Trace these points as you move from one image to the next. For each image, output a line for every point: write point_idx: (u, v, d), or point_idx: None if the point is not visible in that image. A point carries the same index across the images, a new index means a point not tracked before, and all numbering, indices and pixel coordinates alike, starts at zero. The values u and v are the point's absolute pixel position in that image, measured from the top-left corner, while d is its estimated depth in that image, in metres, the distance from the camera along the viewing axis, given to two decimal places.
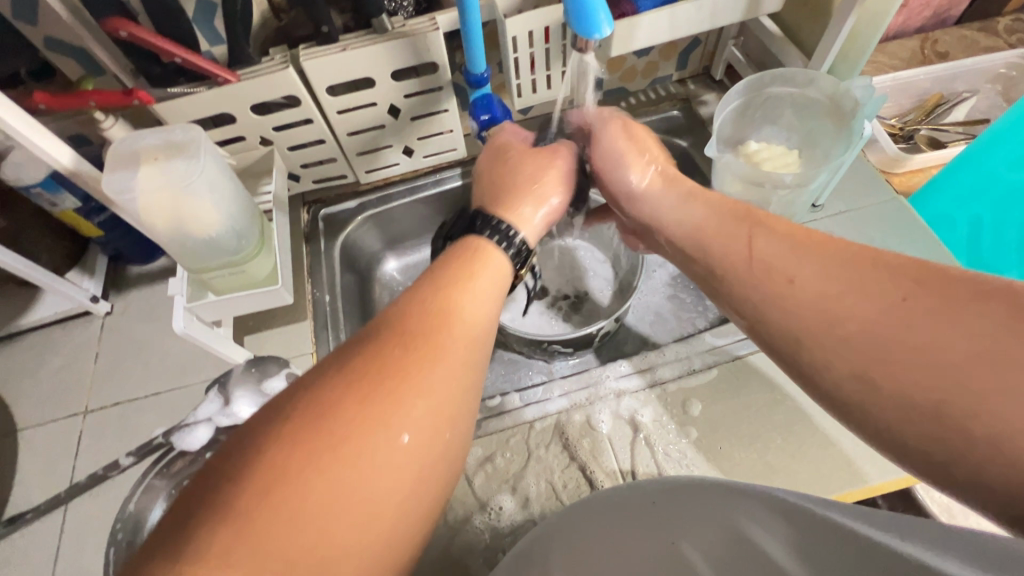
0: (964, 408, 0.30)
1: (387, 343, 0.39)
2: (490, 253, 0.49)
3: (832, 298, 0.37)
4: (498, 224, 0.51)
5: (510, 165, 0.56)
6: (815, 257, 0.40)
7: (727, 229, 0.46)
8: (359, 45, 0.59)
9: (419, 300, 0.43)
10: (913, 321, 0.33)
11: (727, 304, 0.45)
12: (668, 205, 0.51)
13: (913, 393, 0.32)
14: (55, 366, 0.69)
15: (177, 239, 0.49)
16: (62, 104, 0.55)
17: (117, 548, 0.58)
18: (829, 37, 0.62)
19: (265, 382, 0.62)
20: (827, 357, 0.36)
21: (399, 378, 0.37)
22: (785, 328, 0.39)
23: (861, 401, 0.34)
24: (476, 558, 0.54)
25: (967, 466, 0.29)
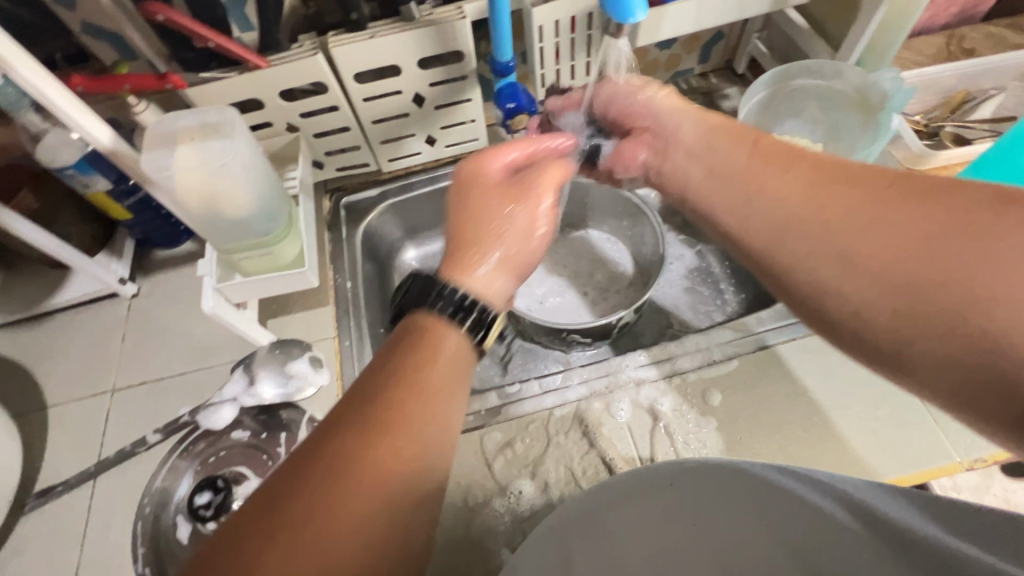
0: (938, 284, 0.32)
1: (330, 438, 0.35)
2: (444, 331, 0.42)
3: (824, 193, 0.39)
4: (449, 293, 0.43)
5: (473, 212, 0.50)
6: (811, 159, 0.42)
7: (731, 147, 0.48)
8: (387, 32, 0.59)
9: (374, 373, 0.39)
10: (896, 206, 0.35)
11: (714, 199, 0.47)
12: (675, 119, 0.53)
13: (888, 273, 0.34)
14: (83, 345, 0.71)
15: (210, 219, 0.50)
16: (98, 87, 0.57)
17: (145, 523, 0.59)
18: (858, 29, 0.61)
19: (289, 364, 0.64)
20: (809, 249, 0.39)
21: (348, 474, 0.33)
22: (772, 223, 0.42)
23: (836, 288, 0.37)
24: (496, 541, 0.54)
25: (936, 344, 0.32)
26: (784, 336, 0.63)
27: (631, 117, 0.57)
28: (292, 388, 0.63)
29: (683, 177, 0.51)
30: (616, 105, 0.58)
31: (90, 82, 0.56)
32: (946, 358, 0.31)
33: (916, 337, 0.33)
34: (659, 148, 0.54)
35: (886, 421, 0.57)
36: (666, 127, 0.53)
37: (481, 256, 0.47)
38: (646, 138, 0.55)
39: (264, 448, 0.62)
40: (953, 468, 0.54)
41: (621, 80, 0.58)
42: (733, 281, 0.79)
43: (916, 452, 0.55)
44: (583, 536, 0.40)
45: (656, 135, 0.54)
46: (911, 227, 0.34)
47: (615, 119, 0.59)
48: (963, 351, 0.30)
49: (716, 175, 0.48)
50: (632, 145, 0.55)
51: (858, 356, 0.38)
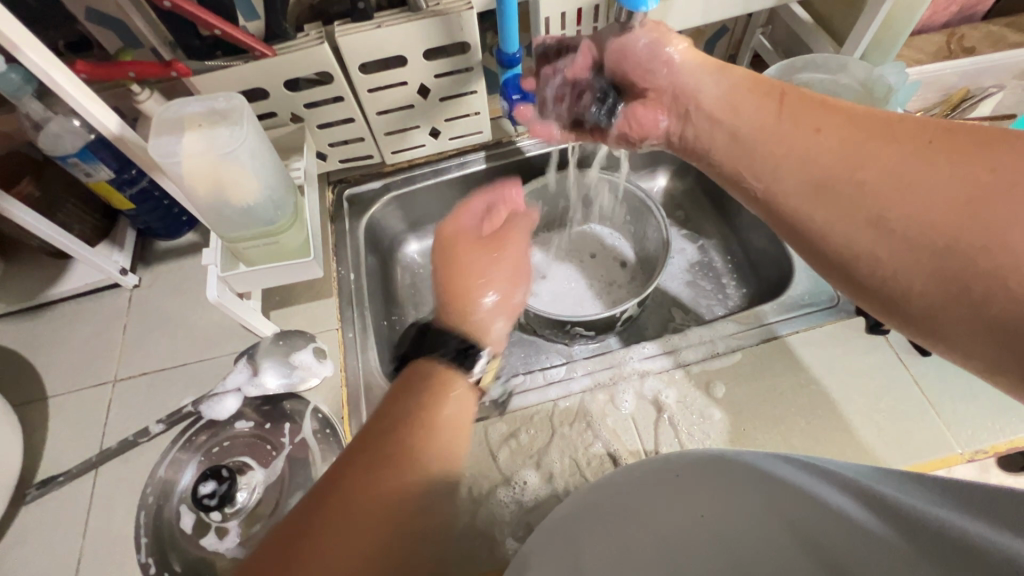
0: (973, 247, 0.34)
1: (330, 487, 0.37)
2: (448, 376, 0.45)
3: (857, 154, 0.41)
4: (448, 342, 0.47)
5: (464, 263, 0.53)
6: (842, 116, 0.44)
7: (758, 106, 0.49)
8: (394, 22, 0.59)
9: (373, 422, 0.42)
10: (932, 166, 0.37)
11: (743, 164, 0.49)
12: (697, 78, 0.53)
13: (923, 235, 0.37)
14: (84, 335, 0.71)
15: (216, 206, 0.50)
16: (102, 74, 0.56)
17: (147, 512, 0.59)
18: (863, 24, 0.62)
19: (293, 355, 0.63)
20: (840, 213, 0.41)
21: (346, 516, 0.35)
22: (806, 185, 0.43)
23: (870, 251, 0.39)
24: (501, 531, 0.54)
25: (965, 304, 0.35)
26: (791, 327, 0.63)
27: (647, 78, 0.56)
28: (296, 379, 0.62)
29: (707, 142, 0.52)
30: (630, 65, 0.56)
31: (93, 68, 0.56)
32: (981, 313, 0.34)
33: (947, 297, 0.36)
34: (679, 112, 0.54)
35: (888, 413, 0.58)
36: (686, 89, 0.53)
37: (471, 302, 0.51)
38: (664, 101, 0.55)
39: (268, 438, 0.62)
40: (953, 461, 0.55)
41: (633, 34, 0.55)
42: (734, 275, 0.80)
43: (919, 443, 0.56)
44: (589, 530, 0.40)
45: (677, 98, 0.54)
46: (948, 188, 0.36)
47: (630, 76, 0.57)
48: (995, 309, 0.33)
49: (743, 138, 0.49)
50: (651, 111, 0.56)
51: (887, 315, 0.40)
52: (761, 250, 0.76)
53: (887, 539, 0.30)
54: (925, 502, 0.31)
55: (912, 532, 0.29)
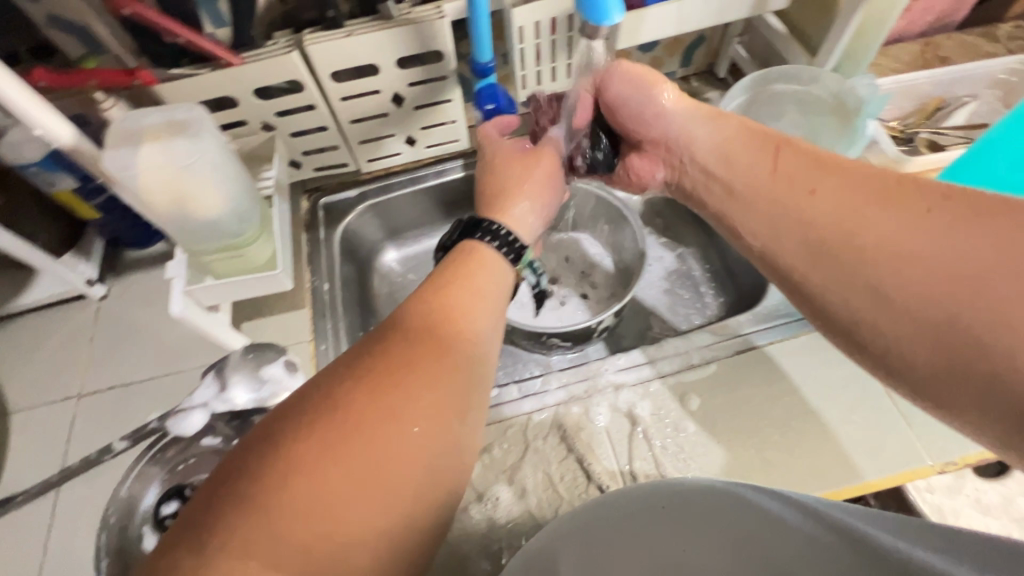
0: (984, 323, 0.32)
1: (351, 388, 0.36)
2: (487, 254, 0.51)
3: (855, 213, 0.39)
4: (493, 228, 0.53)
5: (500, 171, 0.60)
6: (841, 176, 0.42)
7: (755, 158, 0.47)
8: (365, 31, 0.58)
9: (393, 328, 0.41)
10: (937, 235, 0.36)
11: (740, 219, 0.47)
12: (688, 130, 0.52)
13: (929, 308, 0.35)
14: (49, 348, 0.69)
15: (178, 220, 0.49)
16: (63, 82, 0.55)
17: (109, 534, 0.57)
18: (835, 35, 0.62)
19: (262, 370, 0.61)
20: (839, 275, 0.39)
21: (373, 426, 0.35)
22: (803, 245, 0.41)
23: (873, 320, 0.37)
24: (473, 550, 0.53)
25: (973, 384, 0.33)
26: (770, 337, 0.63)
27: (642, 127, 0.55)
28: (266, 394, 0.61)
29: (704, 193, 0.51)
30: (628, 108, 0.55)
31: (54, 76, 0.55)
32: (994, 396, 0.32)
33: (953, 372, 0.34)
34: (675, 165, 0.54)
35: (861, 425, 0.58)
36: (678, 141, 0.53)
37: (512, 203, 0.57)
38: (659, 153, 0.55)
39: None
40: (925, 473, 0.55)
41: (633, 65, 0.54)
42: (713, 284, 0.80)
43: (891, 455, 0.56)
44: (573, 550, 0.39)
45: (669, 151, 0.54)
46: (955, 257, 0.34)
47: (625, 124, 0.57)
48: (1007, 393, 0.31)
49: (740, 191, 0.47)
50: (647, 162, 0.57)
51: (887, 381, 0.39)
52: (738, 259, 0.76)
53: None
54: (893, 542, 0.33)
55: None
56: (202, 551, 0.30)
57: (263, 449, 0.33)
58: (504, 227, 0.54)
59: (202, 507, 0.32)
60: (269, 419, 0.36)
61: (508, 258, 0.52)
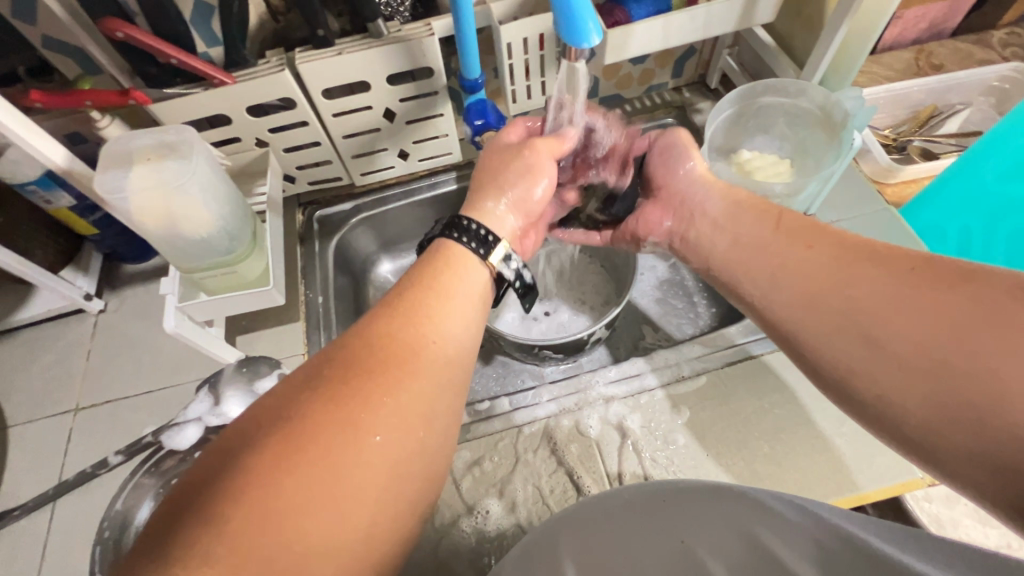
0: (962, 372, 0.34)
1: (313, 400, 0.36)
2: (462, 255, 0.49)
3: (843, 272, 0.43)
4: (464, 224, 0.50)
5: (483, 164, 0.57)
6: (835, 238, 0.46)
7: (758, 214, 0.53)
8: (354, 49, 0.59)
9: (355, 338, 0.41)
10: (917, 293, 0.38)
11: (745, 273, 0.51)
12: (702, 188, 0.58)
13: (914, 359, 0.37)
14: (48, 362, 0.70)
15: (168, 238, 0.50)
16: (59, 102, 0.55)
17: (104, 548, 0.57)
18: (821, 48, 0.62)
19: (256, 383, 0.62)
20: (833, 328, 0.42)
21: (333, 438, 0.35)
22: (796, 300, 0.46)
23: (863, 371, 0.40)
24: (462, 562, 0.54)
25: (955, 430, 0.34)
26: (769, 346, 0.63)
27: (664, 178, 0.61)
28: None
29: (708, 245, 0.56)
30: (660, 162, 0.62)
31: (49, 96, 0.55)
32: (973, 447, 0.33)
33: (937, 421, 0.35)
34: (684, 218, 0.59)
35: (852, 437, 0.57)
36: (691, 197, 0.58)
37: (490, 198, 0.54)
38: (671, 205, 0.60)
39: None
40: (915, 486, 0.56)
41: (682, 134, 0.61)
42: (706, 294, 0.80)
43: (881, 467, 0.56)
44: (568, 544, 0.39)
45: (682, 204, 0.59)
46: (934, 309, 0.37)
47: (653, 175, 0.62)
48: (988, 442, 0.32)
49: (746, 249, 0.52)
50: (659, 211, 0.61)
51: (883, 434, 0.40)
52: None
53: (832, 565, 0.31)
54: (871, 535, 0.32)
55: (859, 565, 0.30)
56: (162, 561, 0.30)
57: (225, 461, 0.34)
58: (479, 223, 0.51)
59: (164, 517, 0.32)
60: (225, 436, 0.36)
61: (479, 254, 0.49)
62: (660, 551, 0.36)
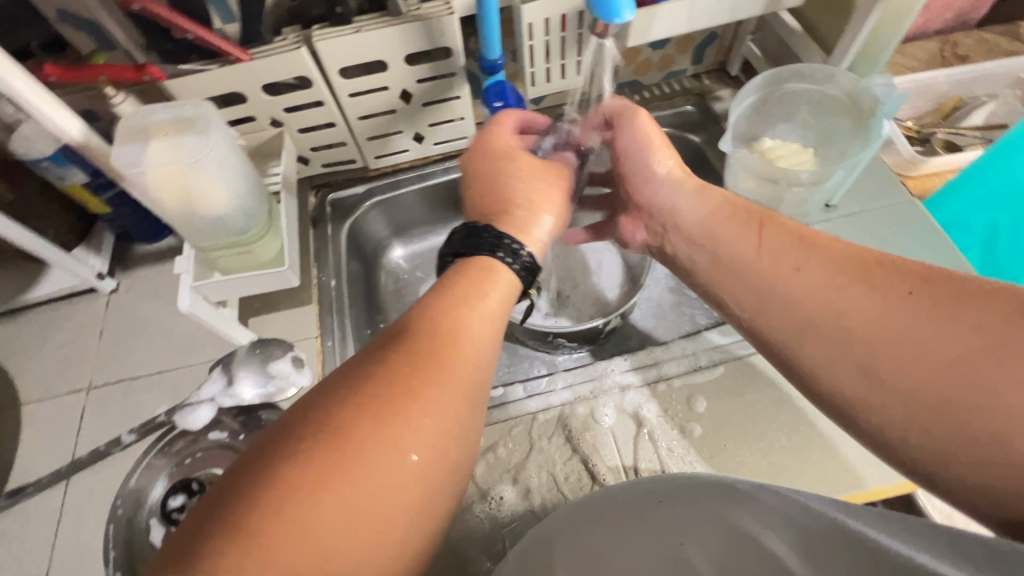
0: (968, 405, 0.32)
1: (347, 416, 0.35)
2: (497, 268, 0.48)
3: (839, 297, 0.40)
4: (507, 243, 0.49)
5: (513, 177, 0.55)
6: (824, 256, 0.43)
7: (742, 220, 0.49)
8: (373, 27, 0.58)
9: (394, 352, 0.40)
10: (919, 318, 0.36)
11: (734, 294, 0.48)
12: (673, 203, 0.55)
13: (914, 390, 0.35)
14: (60, 340, 0.69)
15: (185, 216, 0.49)
16: (75, 77, 0.55)
17: (117, 525, 0.58)
18: (851, 32, 0.60)
19: (270, 365, 0.62)
20: (830, 356, 0.39)
21: (371, 455, 0.34)
22: (790, 322, 0.43)
23: (861, 401, 0.37)
24: (475, 547, 0.53)
25: (956, 466, 0.32)
26: None
27: (636, 188, 0.58)
28: (272, 389, 0.62)
29: (689, 262, 0.53)
30: (628, 166, 0.59)
31: (64, 70, 0.54)
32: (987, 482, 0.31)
33: (935, 448, 0.34)
34: (657, 229, 0.57)
35: None
36: (662, 209, 0.56)
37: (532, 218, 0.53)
38: (642, 218, 0.59)
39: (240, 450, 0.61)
40: None
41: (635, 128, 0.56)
42: None
43: None
44: (566, 548, 0.39)
45: (654, 216, 0.57)
46: (938, 338, 0.34)
47: (625, 176, 0.59)
48: (997, 477, 0.30)
49: (725, 256, 0.49)
50: (632, 225, 0.61)
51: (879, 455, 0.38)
52: None
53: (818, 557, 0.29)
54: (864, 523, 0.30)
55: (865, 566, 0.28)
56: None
57: (256, 474, 0.33)
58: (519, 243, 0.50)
59: (191, 528, 0.32)
60: (250, 446, 0.35)
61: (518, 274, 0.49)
62: (659, 550, 0.36)
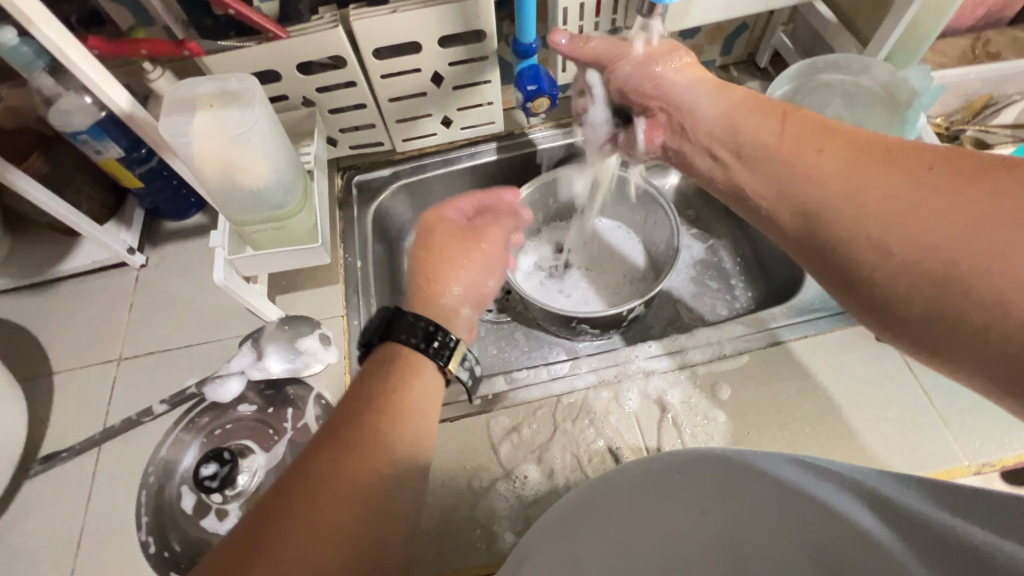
0: (975, 270, 0.29)
1: (271, 516, 0.33)
2: (418, 360, 0.45)
3: (857, 172, 0.37)
4: (412, 322, 0.46)
5: (436, 249, 0.52)
6: (849, 137, 0.39)
7: (763, 110, 0.46)
8: (410, 8, 0.58)
9: (331, 424, 0.39)
10: (933, 189, 0.33)
11: (753, 182, 0.45)
12: (695, 98, 0.51)
13: (916, 255, 0.32)
14: (92, 312, 0.71)
15: (225, 189, 0.50)
16: (116, 51, 0.55)
17: (148, 492, 0.59)
18: (890, 24, 0.60)
19: (298, 341, 0.64)
20: (843, 231, 0.36)
21: (298, 519, 0.33)
22: (805, 200, 0.40)
23: (870, 274, 0.35)
24: (500, 524, 0.54)
25: (961, 337, 0.30)
26: (796, 333, 0.62)
27: (643, 98, 0.55)
28: (300, 365, 0.63)
29: (711, 161, 0.50)
30: (628, 81, 0.56)
31: (106, 44, 0.55)
32: (992, 345, 0.29)
33: (941, 317, 0.31)
34: (677, 130, 0.54)
35: (896, 423, 0.57)
36: (681, 108, 0.52)
37: (443, 289, 0.50)
38: (661, 119, 0.55)
39: (270, 423, 0.62)
40: (964, 471, 0.54)
41: (634, 50, 0.55)
42: (743, 277, 0.79)
43: (926, 453, 0.55)
44: (595, 524, 0.38)
45: (671, 115, 0.54)
46: (951, 207, 0.31)
47: (628, 95, 0.57)
48: (1001, 337, 0.28)
49: (741, 142, 0.46)
50: (651, 130, 0.56)
51: (886, 335, 0.36)
52: (772, 253, 0.75)
53: (897, 556, 0.28)
54: (948, 514, 0.29)
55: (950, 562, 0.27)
56: None
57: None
58: (425, 319, 0.47)
59: None
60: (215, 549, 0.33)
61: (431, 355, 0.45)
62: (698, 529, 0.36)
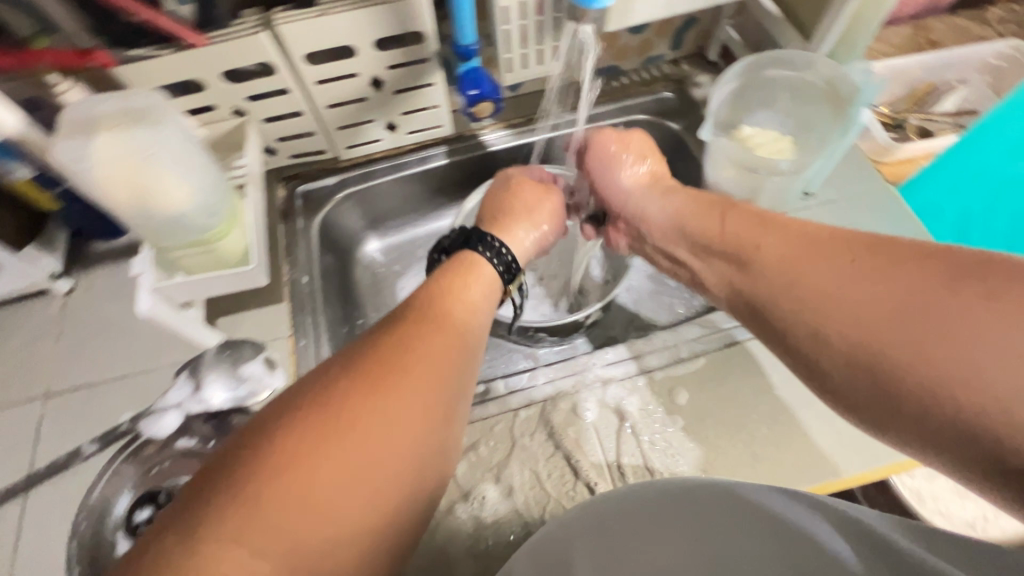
0: (906, 351, 0.34)
1: (323, 418, 0.36)
2: (482, 268, 0.54)
3: (796, 261, 0.42)
4: (493, 243, 0.56)
5: (512, 191, 0.64)
6: (784, 232, 0.45)
7: (703, 213, 0.53)
8: (340, 10, 0.55)
9: (373, 347, 0.42)
10: (863, 281, 0.38)
11: (710, 274, 0.51)
12: (642, 201, 0.58)
13: (858, 339, 0.36)
14: (13, 346, 0.65)
15: (139, 215, 0.46)
16: (10, 62, 0.50)
17: (80, 541, 0.55)
18: (831, 18, 0.60)
19: (240, 367, 0.60)
20: (792, 313, 0.41)
21: (347, 426, 0.36)
22: (757, 286, 0.45)
23: (823, 357, 0.38)
24: (459, 548, 0.52)
25: (907, 417, 0.34)
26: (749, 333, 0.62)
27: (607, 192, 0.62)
28: (243, 394, 0.59)
29: (673, 249, 0.56)
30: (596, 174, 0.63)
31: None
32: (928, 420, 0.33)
33: (884, 396, 0.35)
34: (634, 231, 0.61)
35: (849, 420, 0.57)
36: (634, 214, 0.60)
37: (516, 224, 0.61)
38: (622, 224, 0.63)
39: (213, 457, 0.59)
40: (912, 464, 0.55)
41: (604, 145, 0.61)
42: None
43: (877, 449, 0.55)
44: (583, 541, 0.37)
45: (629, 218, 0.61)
46: (878, 300, 0.36)
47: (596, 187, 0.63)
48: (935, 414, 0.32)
49: (692, 236, 0.53)
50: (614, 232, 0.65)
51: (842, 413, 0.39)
52: None
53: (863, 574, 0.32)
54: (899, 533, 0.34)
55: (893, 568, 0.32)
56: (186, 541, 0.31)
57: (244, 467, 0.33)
58: (504, 245, 0.57)
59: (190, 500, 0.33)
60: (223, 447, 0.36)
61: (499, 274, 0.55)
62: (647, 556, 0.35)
